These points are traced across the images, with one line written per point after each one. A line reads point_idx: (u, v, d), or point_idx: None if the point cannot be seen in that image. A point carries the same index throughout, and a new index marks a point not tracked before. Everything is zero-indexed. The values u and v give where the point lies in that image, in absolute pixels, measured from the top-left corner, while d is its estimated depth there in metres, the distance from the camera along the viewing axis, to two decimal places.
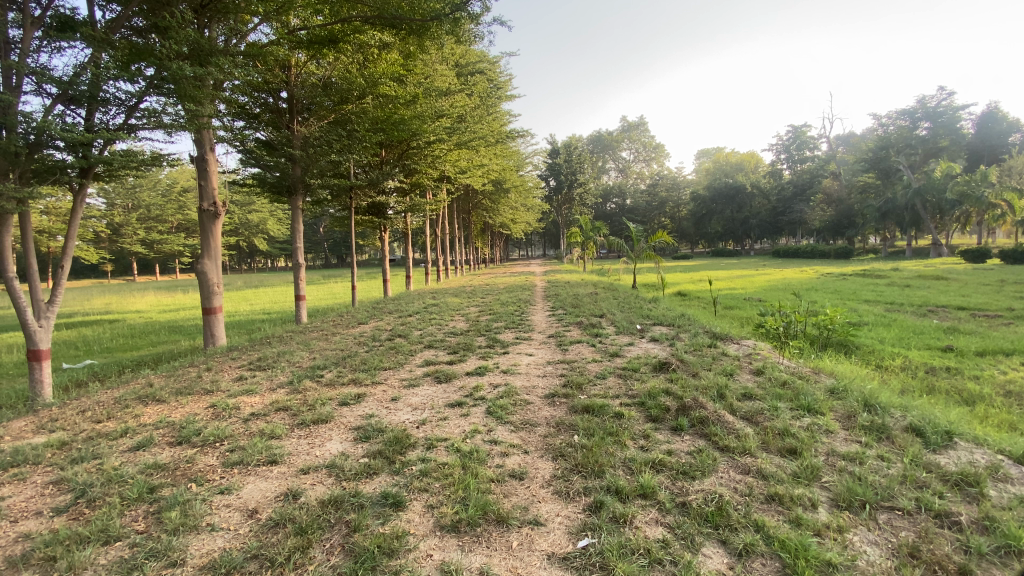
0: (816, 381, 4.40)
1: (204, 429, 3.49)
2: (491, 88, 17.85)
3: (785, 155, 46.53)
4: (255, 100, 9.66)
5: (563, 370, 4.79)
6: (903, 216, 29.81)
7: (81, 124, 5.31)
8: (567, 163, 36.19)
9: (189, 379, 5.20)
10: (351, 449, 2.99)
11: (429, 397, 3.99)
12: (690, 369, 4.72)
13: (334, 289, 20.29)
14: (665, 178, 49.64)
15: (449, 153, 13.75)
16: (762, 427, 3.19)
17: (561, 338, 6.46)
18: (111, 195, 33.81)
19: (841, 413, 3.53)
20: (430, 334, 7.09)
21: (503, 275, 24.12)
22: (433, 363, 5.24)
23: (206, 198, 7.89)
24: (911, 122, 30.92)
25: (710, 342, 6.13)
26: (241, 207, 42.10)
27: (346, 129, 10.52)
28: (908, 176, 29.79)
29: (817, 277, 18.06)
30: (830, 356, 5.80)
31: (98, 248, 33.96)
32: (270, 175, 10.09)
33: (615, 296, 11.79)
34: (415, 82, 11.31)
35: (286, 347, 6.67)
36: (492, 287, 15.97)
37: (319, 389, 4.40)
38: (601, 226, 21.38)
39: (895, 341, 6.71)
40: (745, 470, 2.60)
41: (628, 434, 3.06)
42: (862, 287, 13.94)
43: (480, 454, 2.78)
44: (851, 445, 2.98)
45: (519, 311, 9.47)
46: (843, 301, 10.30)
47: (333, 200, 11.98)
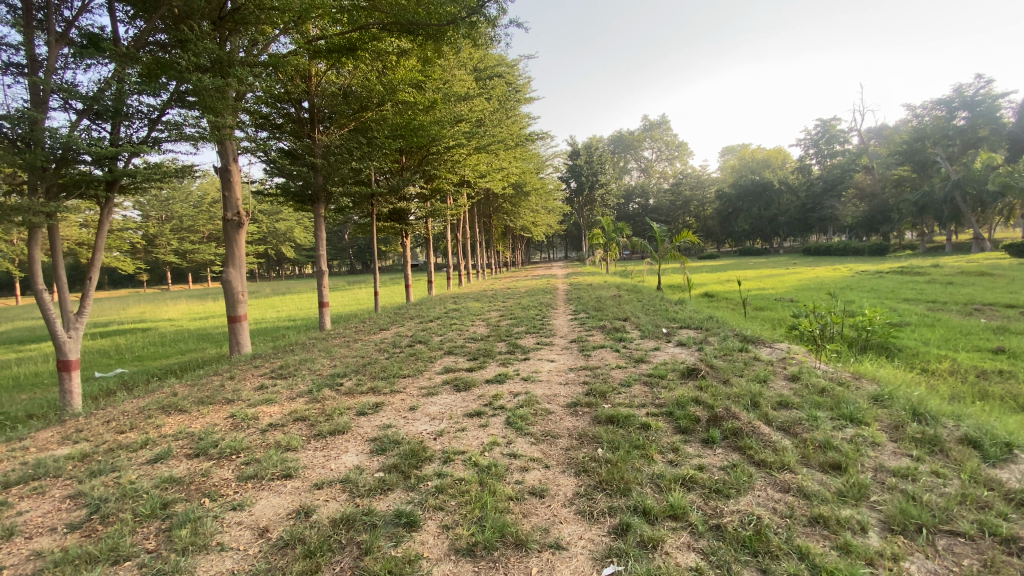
0: (856, 388, 4.13)
1: (222, 440, 3.47)
2: (510, 92, 17.78)
3: (814, 150, 45.20)
4: (278, 110, 9.78)
5: (585, 377, 4.63)
6: (942, 209, 28.70)
7: (107, 138, 5.44)
8: (587, 164, 35.94)
9: (211, 388, 5.25)
10: (367, 462, 2.90)
11: (447, 406, 3.89)
12: (720, 376, 4.50)
13: (357, 294, 20.52)
14: (689, 177, 48.76)
15: (468, 158, 13.70)
16: (802, 439, 2.98)
17: (583, 343, 6.29)
18: (146, 207, 35.06)
19: (888, 422, 3.27)
20: (450, 340, 7.01)
21: (525, 278, 24.00)
22: (452, 370, 5.15)
23: (230, 208, 8.01)
24: (948, 112, 29.73)
25: (740, 346, 5.87)
26: (269, 215, 43.13)
27: (367, 136, 10.55)
28: (947, 168, 28.51)
29: (851, 275, 17.39)
30: (871, 360, 5.48)
31: (134, 259, 35.26)
32: (294, 184, 10.21)
33: (640, 298, 11.52)
34: (434, 87, 11.31)
35: (308, 354, 6.69)
36: (513, 291, 15.87)
37: (338, 398, 4.35)
38: (623, 227, 21.06)
39: (940, 342, 6.32)
40: (785, 489, 2.40)
41: (656, 448, 2.89)
42: (901, 285, 13.33)
43: (499, 469, 2.65)
44: (901, 460, 2.73)
45: (541, 315, 9.32)
46: (881, 301, 9.83)
47: (354, 208, 12.05)
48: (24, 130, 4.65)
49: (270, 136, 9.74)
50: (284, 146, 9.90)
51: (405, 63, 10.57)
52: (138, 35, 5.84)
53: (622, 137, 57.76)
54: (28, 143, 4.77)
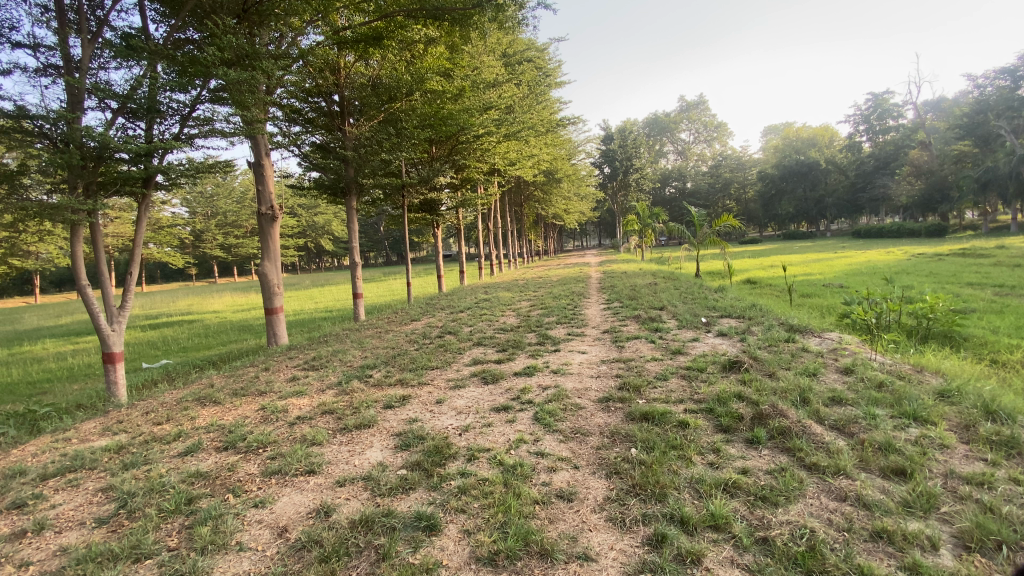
0: (919, 382, 3.78)
1: (252, 433, 3.49)
2: (539, 77, 17.40)
3: (864, 126, 42.61)
4: (308, 104, 9.82)
5: (619, 370, 4.44)
6: (1006, 186, 26.09)
7: (142, 136, 5.59)
8: (621, 149, 35.08)
9: (246, 379, 5.34)
10: (390, 458, 2.82)
11: (474, 400, 3.78)
12: (765, 369, 4.22)
13: (392, 285, 20.79)
14: (728, 159, 46.91)
15: (497, 146, 13.46)
16: (860, 440, 2.71)
17: (617, 334, 6.07)
18: (193, 203, 36.54)
19: (959, 421, 2.94)
20: (480, 331, 6.92)
21: (557, 267, 23.72)
22: (481, 362, 5.04)
23: (264, 202, 8.11)
24: (1012, 82, 27.30)
25: (786, 336, 5.51)
26: (307, 209, 44.26)
27: (396, 127, 10.46)
28: (1013, 142, 26.33)
29: (907, 258, 16.29)
30: (933, 350, 5.05)
31: (183, 253, 36.89)
32: (326, 178, 10.29)
33: (677, 286, 11.12)
34: (462, 75, 11.15)
35: (340, 345, 6.73)
36: (545, 280, 15.65)
37: (366, 390, 4.31)
38: (659, 213, 20.44)
39: (1011, 330, 5.76)
40: (842, 498, 2.16)
41: (695, 448, 2.69)
42: (964, 268, 12.37)
43: (525, 469, 2.51)
44: (975, 464, 2.41)
45: (573, 305, 9.11)
46: (941, 286, 9.10)
47: (386, 199, 12.08)
48: (63, 129, 4.81)
49: (302, 130, 9.80)
50: (316, 140, 9.95)
51: (432, 51, 10.42)
52: (171, 33, 5.94)
53: (658, 119, 56.06)
54: (67, 142, 4.93)
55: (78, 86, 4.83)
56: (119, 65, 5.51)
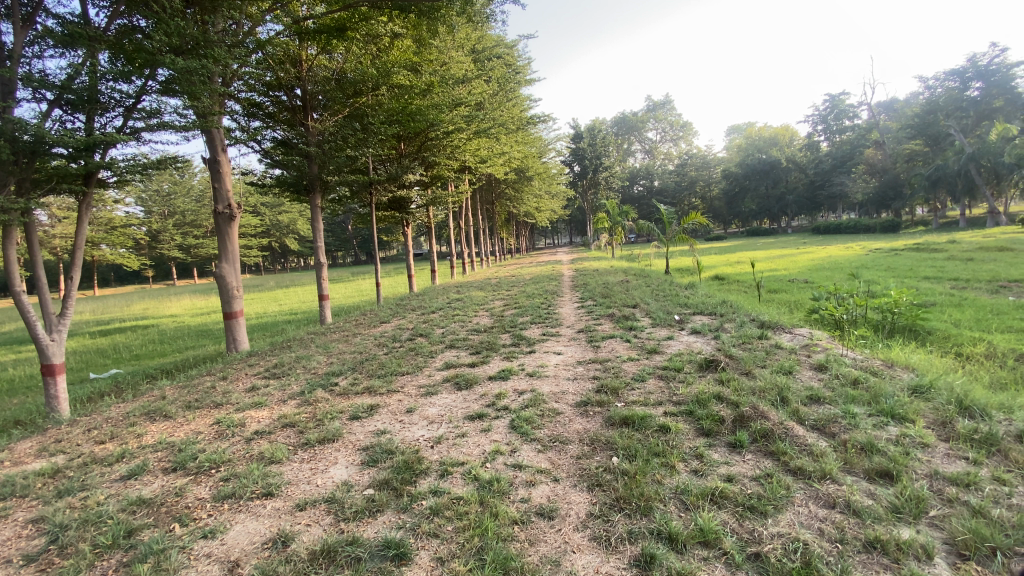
0: (892, 378, 3.79)
1: (204, 451, 3.21)
2: (509, 74, 17.24)
3: (822, 126, 44.22)
4: (269, 98, 9.38)
5: (596, 371, 4.32)
6: (956, 183, 27.87)
7: (82, 129, 5.17)
8: (591, 147, 35.29)
9: (202, 390, 4.99)
10: (356, 476, 2.62)
11: (447, 408, 3.59)
12: (741, 367, 4.18)
13: (360, 286, 20.25)
14: (694, 157, 47.84)
15: (468, 143, 13.22)
16: (842, 441, 2.66)
17: (592, 334, 5.97)
18: (147, 202, 34.83)
19: (936, 418, 2.94)
20: (453, 333, 6.72)
21: (529, 265, 23.59)
22: (454, 366, 4.85)
23: (220, 200, 7.70)
24: (961, 83, 28.86)
25: (759, 333, 5.53)
26: (270, 207, 42.85)
27: (362, 123, 10.09)
28: (961, 141, 27.71)
29: (866, 254, 16.88)
30: (900, 345, 5.14)
31: (138, 255, 35.12)
32: (289, 175, 9.85)
33: (649, 283, 11.16)
34: (430, 70, 10.90)
35: (304, 351, 6.41)
36: (518, 279, 15.50)
37: (331, 400, 4.06)
38: (628, 211, 20.61)
39: (970, 323, 5.95)
40: (831, 505, 2.09)
41: (678, 455, 2.59)
42: (919, 262, 12.87)
43: (503, 485, 2.35)
44: (957, 464, 2.37)
45: (546, 304, 9.00)
46: (901, 280, 9.42)
47: (353, 197, 11.69)
48: None
49: (262, 125, 9.35)
50: (277, 135, 9.52)
51: (399, 44, 10.12)
52: (115, 19, 5.51)
53: (626, 118, 56.65)
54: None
55: (9, 74, 4.41)
56: (57, 53, 5.07)
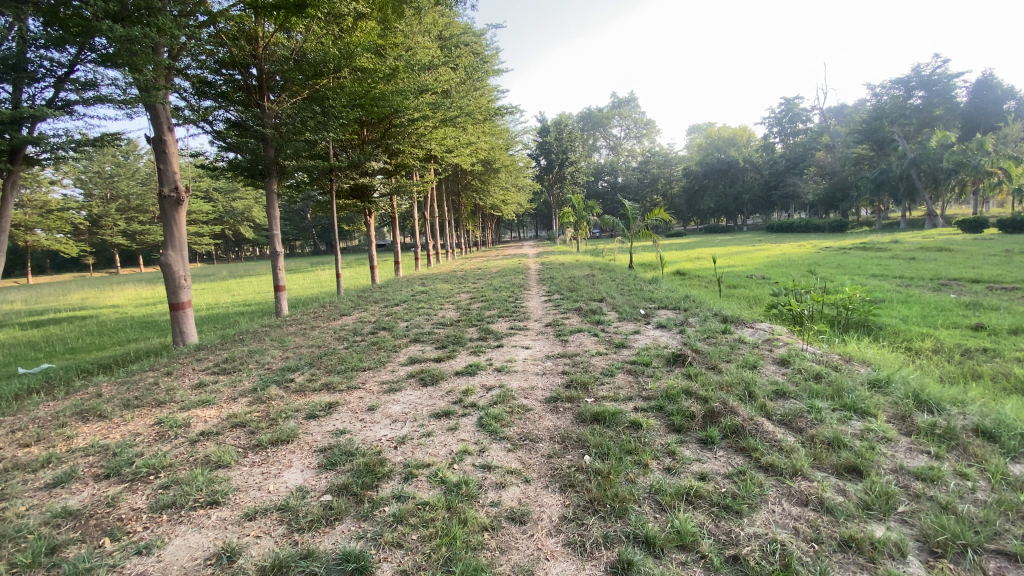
0: (851, 372, 3.89)
1: (142, 455, 2.93)
2: (476, 63, 16.93)
3: (777, 128, 45.94)
4: (222, 76, 8.82)
5: (565, 366, 4.23)
6: (898, 186, 29.50)
7: (8, 101, 4.66)
8: (557, 141, 35.40)
9: (143, 387, 4.61)
10: (312, 481, 2.44)
11: (411, 406, 3.43)
12: (708, 362, 4.20)
13: (319, 277, 19.61)
14: (657, 155, 48.68)
15: (434, 131, 12.89)
16: (810, 436, 2.67)
17: (559, 328, 5.90)
18: (87, 184, 32.50)
19: (895, 412, 3.02)
20: (417, 326, 6.52)
21: (494, 258, 23.43)
22: (419, 361, 4.67)
23: (167, 183, 7.18)
24: (905, 91, 30.60)
25: (723, 327, 5.60)
26: (223, 193, 40.87)
27: (323, 106, 9.62)
28: (904, 146, 29.26)
29: (818, 251, 17.63)
30: (855, 340, 5.32)
31: (77, 241, 32.84)
32: (243, 159, 9.33)
33: (614, 277, 11.23)
34: (395, 55, 10.58)
35: (257, 345, 6.06)
36: (484, 271, 15.38)
37: (286, 398, 3.81)
38: (594, 206, 20.76)
39: (918, 319, 6.24)
40: (804, 503, 2.06)
41: (651, 452, 2.53)
42: (867, 260, 13.52)
43: (472, 487, 2.23)
44: (919, 458, 2.42)
45: (513, 297, 8.88)
46: (852, 277, 9.83)
47: (312, 183, 11.20)
48: None
49: (213, 105, 8.77)
50: (230, 115, 8.96)
51: (362, 26, 9.78)
52: None
53: (592, 114, 56.84)
54: None
55: None
56: None
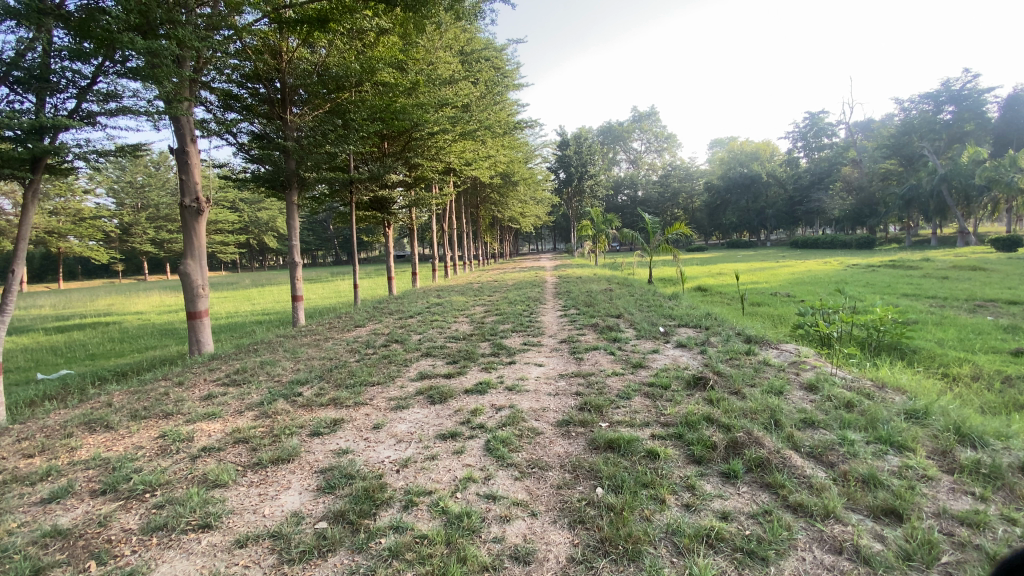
0: (884, 400, 3.65)
1: (141, 470, 2.86)
2: (497, 77, 17.03)
3: (801, 142, 45.22)
4: (247, 90, 9.00)
5: (579, 387, 4.06)
6: (928, 203, 28.61)
7: (31, 110, 4.78)
8: (577, 155, 35.44)
9: (153, 397, 4.60)
10: (308, 505, 2.33)
11: (417, 425, 3.31)
12: (730, 386, 3.98)
13: (338, 287, 19.76)
14: (677, 169, 48.38)
15: (453, 145, 12.95)
16: (842, 472, 2.46)
17: (575, 344, 5.74)
18: (119, 194, 33.64)
19: (934, 446, 2.77)
20: (430, 340, 6.43)
21: (512, 270, 23.40)
22: (429, 376, 4.55)
23: (188, 194, 7.28)
24: (935, 106, 29.74)
25: (745, 348, 5.37)
26: (249, 203, 41.85)
27: (343, 119, 9.72)
28: (935, 162, 28.40)
29: (845, 269, 17.12)
30: (887, 364, 5.03)
31: (109, 248, 33.89)
32: (264, 170, 9.45)
33: (632, 292, 11.02)
34: (417, 69, 10.71)
35: (269, 356, 6.03)
36: (501, 284, 15.31)
37: (292, 413, 3.73)
38: (612, 219, 20.59)
39: (954, 343, 5.90)
40: (838, 551, 1.86)
41: (668, 486, 2.35)
42: (897, 279, 13.04)
43: (473, 520, 2.09)
44: (965, 500, 2.19)
45: (528, 312, 8.75)
46: (882, 296, 9.45)
47: (332, 195, 11.29)
48: None
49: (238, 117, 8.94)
50: (253, 128, 9.09)
51: (385, 41, 9.89)
52: None
53: (612, 128, 56.88)
54: None
55: None
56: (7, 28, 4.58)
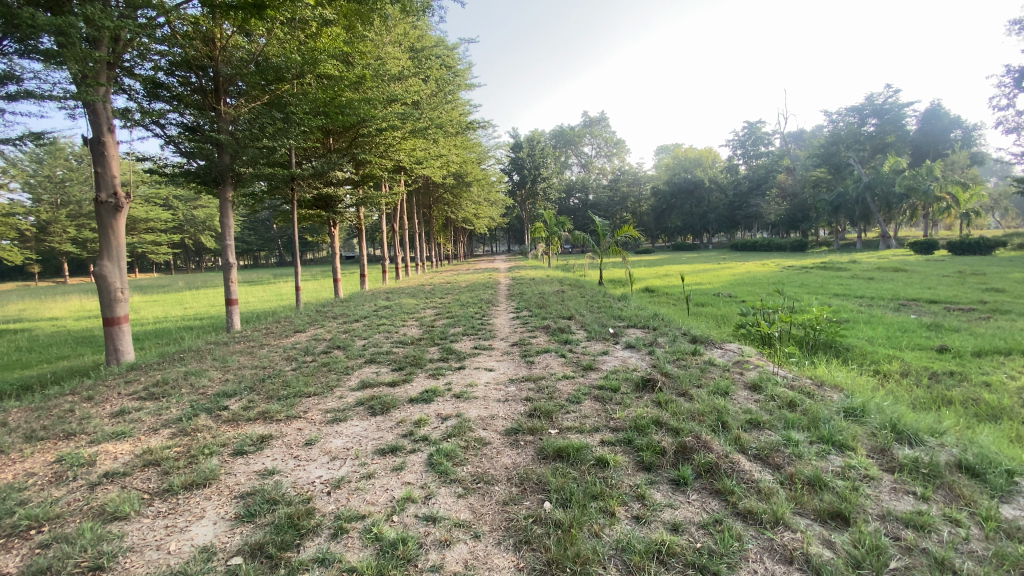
0: (823, 399, 3.75)
1: (26, 502, 2.48)
2: (449, 76, 16.75)
3: (741, 150, 47.51)
4: (175, 78, 8.32)
5: (529, 392, 3.93)
6: (854, 209, 30.62)
7: None
8: (530, 157, 35.63)
9: (54, 414, 4.08)
10: (222, 538, 2.07)
11: (354, 440, 3.07)
12: (678, 388, 3.97)
13: (281, 289, 18.79)
14: (626, 173, 49.62)
15: (403, 142, 12.59)
16: (788, 475, 2.45)
17: (525, 347, 5.63)
18: (35, 189, 30.73)
19: (873, 445, 2.84)
20: (375, 345, 6.13)
21: (465, 272, 23.17)
22: (371, 385, 4.28)
23: (104, 188, 6.61)
24: (859, 118, 32.24)
25: (692, 348, 5.43)
26: (184, 201, 39.32)
27: (283, 112, 9.19)
28: (860, 171, 30.53)
29: (782, 270, 18.03)
30: (825, 363, 5.22)
31: (21, 249, 30.86)
32: (195, 165, 8.75)
33: (584, 294, 11.09)
34: (364, 63, 10.34)
35: (196, 365, 5.54)
36: (453, 285, 15.08)
37: (215, 429, 3.39)
38: (565, 221, 20.76)
39: (883, 341, 6.24)
40: (789, 561, 1.82)
41: (618, 497, 2.25)
42: (829, 280, 13.82)
43: (410, 547, 1.90)
44: (906, 501, 2.21)
45: (480, 314, 8.60)
46: (818, 297, 9.94)
47: (271, 193, 10.64)
48: None
49: (165, 108, 8.24)
50: (183, 119, 8.42)
51: (329, 32, 9.44)
52: None
53: (564, 132, 57.65)
54: None
55: None
56: None
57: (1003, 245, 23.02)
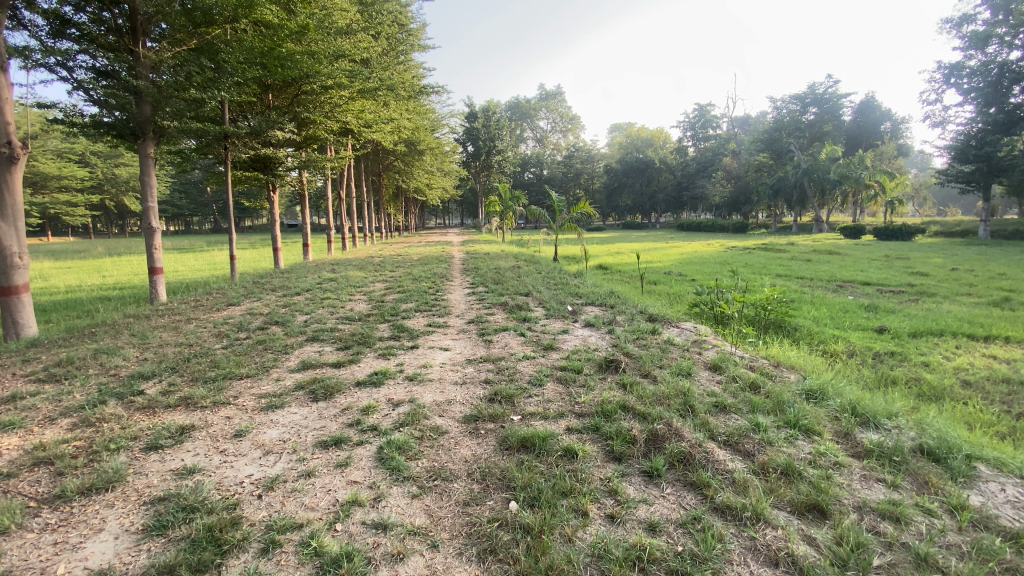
0: (782, 379, 3.74)
1: None
2: (401, 35, 15.72)
3: (690, 132, 48.46)
4: (83, 12, 7.15)
5: (488, 374, 3.70)
6: (792, 193, 31.84)
7: None
8: (485, 128, 34.74)
9: None
10: (125, 558, 1.72)
11: (292, 430, 2.73)
12: (641, 369, 3.85)
13: (215, 258, 17.42)
14: (581, 149, 49.62)
15: (351, 102, 11.72)
16: (761, 463, 2.36)
17: (483, 325, 5.38)
18: None
19: (837, 429, 2.81)
20: (319, 321, 5.68)
21: (417, 244, 22.40)
22: (313, 366, 3.90)
23: None
24: (801, 107, 33.29)
25: (651, 327, 5.35)
26: (102, 157, 35.71)
27: (215, 60, 8.24)
28: (799, 157, 31.90)
29: (727, 250, 18.60)
30: (777, 342, 5.30)
31: None
32: (109, 117, 7.65)
33: (539, 270, 10.91)
34: (308, 11, 9.41)
35: (110, 342, 4.91)
36: (404, 258, 14.49)
37: (126, 419, 2.93)
38: (520, 196, 20.42)
39: (828, 321, 6.46)
40: (774, 563, 1.69)
41: (590, 494, 2.06)
42: (772, 261, 14.36)
43: (356, 564, 1.63)
44: (878, 490, 2.16)
45: (433, 289, 8.22)
46: (764, 277, 10.22)
47: (200, 151, 9.60)
48: None
49: (73, 48, 7.11)
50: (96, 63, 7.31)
51: None
52: None
53: (520, 104, 56.63)
54: None
55: None
56: None
57: (922, 232, 24.89)
